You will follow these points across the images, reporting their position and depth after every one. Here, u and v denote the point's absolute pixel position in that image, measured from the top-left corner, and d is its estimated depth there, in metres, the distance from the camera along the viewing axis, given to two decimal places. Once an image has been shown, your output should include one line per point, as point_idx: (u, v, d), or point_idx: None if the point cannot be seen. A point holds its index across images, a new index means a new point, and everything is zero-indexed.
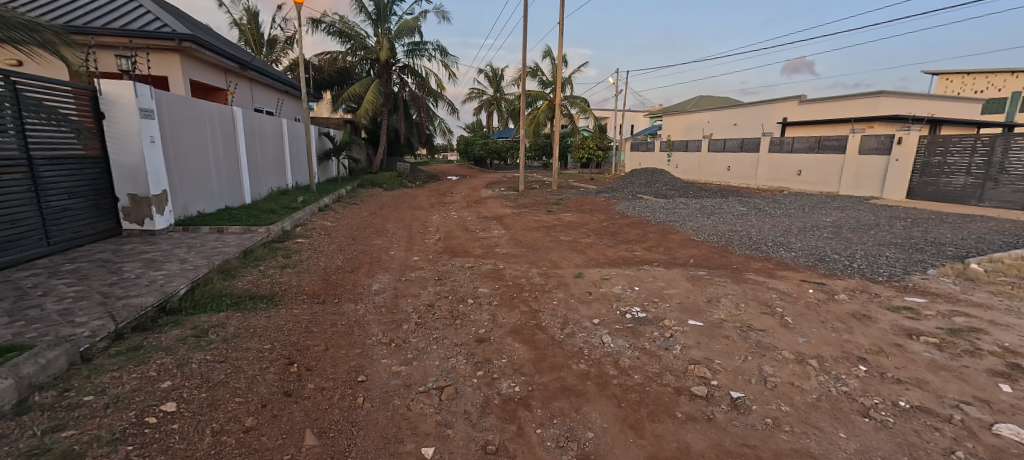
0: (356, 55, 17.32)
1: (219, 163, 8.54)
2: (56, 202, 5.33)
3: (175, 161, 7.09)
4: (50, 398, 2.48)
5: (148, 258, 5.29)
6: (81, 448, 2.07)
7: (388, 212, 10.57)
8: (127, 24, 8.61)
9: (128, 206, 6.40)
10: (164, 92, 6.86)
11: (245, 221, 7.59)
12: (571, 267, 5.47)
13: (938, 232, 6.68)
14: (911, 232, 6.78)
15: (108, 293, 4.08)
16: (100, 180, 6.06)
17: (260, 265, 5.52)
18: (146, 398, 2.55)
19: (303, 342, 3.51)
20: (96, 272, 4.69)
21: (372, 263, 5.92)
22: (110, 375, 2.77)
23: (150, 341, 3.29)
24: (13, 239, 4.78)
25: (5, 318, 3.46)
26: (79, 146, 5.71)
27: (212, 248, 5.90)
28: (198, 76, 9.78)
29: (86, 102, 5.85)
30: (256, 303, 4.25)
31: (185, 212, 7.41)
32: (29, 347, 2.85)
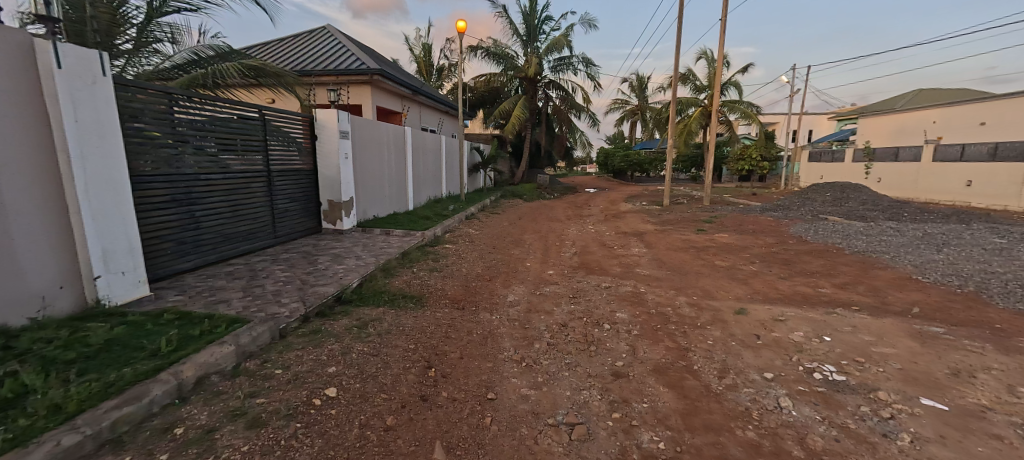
0: (507, 74, 18.40)
1: (391, 175, 9.87)
2: (281, 204, 6.73)
3: (360, 173, 8.41)
4: (255, 365, 3.01)
5: (334, 253, 6.31)
6: (265, 417, 2.41)
7: (527, 223, 10.78)
8: (336, 65, 10.66)
9: (326, 209, 7.77)
10: (357, 117, 8.19)
11: (406, 225, 8.56)
12: (730, 299, 4.62)
13: None
14: None
15: (305, 280, 4.93)
16: (309, 188, 7.48)
17: (413, 267, 6.08)
18: (315, 380, 2.88)
19: (441, 345, 3.65)
20: (299, 262, 5.73)
21: (509, 273, 6.01)
22: (295, 353, 3.25)
23: (325, 327, 3.80)
24: (255, 231, 6.17)
25: (240, 292, 4.43)
26: (299, 161, 7.14)
27: (379, 248, 6.75)
28: (383, 103, 11.56)
29: (306, 127, 7.28)
30: (406, 302, 4.63)
31: (364, 215, 8.71)
32: (248, 320, 3.53)
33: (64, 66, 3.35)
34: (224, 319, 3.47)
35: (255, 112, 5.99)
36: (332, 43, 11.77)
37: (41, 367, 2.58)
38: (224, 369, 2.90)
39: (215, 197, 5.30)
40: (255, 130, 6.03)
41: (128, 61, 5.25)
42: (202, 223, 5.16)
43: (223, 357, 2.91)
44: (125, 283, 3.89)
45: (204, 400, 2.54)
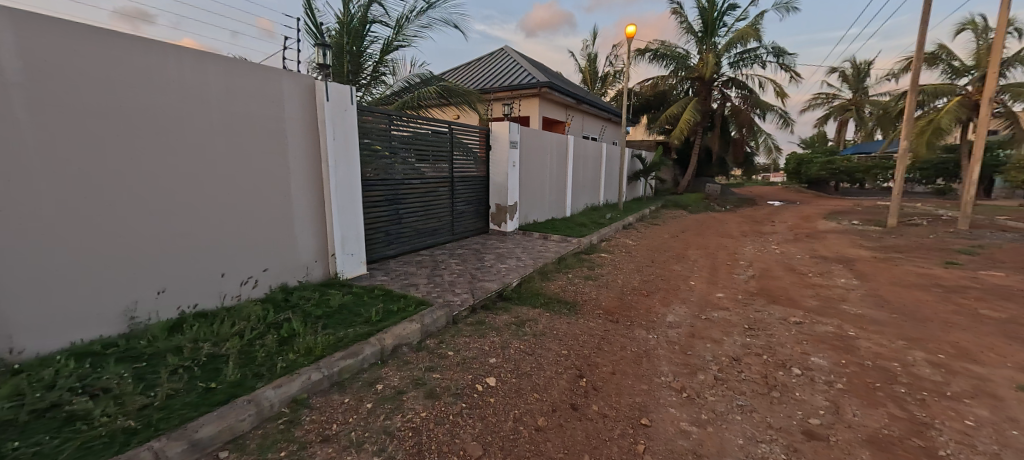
0: (678, 76, 17.13)
1: (552, 182, 10.23)
2: (459, 206, 7.60)
3: (525, 180, 8.95)
4: (433, 344, 3.44)
5: (499, 253, 6.81)
6: (440, 390, 2.73)
7: (693, 238, 9.80)
8: (511, 80, 11.55)
9: (494, 212, 8.45)
10: (525, 128, 8.74)
11: (564, 232, 8.74)
12: (999, 368, 3.33)
13: None
14: None
15: (475, 274, 5.39)
16: (482, 192, 8.26)
17: (568, 273, 6.15)
18: (479, 367, 3.14)
19: (593, 357, 3.58)
20: (470, 258, 6.37)
21: (669, 291, 5.55)
22: (464, 339, 3.59)
23: (489, 319, 4.11)
24: (439, 228, 7.11)
25: (425, 277, 5.09)
26: (476, 170, 7.96)
27: (538, 252, 7.03)
28: (548, 114, 12.08)
29: (483, 139, 8.05)
30: (561, 307, 4.70)
31: (526, 219, 9.20)
32: (431, 304, 4.06)
33: (330, 98, 4.48)
34: (413, 299, 4.08)
35: (444, 127, 6.88)
36: (508, 62, 12.88)
37: (301, 319, 3.49)
38: (411, 342, 3.40)
39: (412, 197, 6.32)
40: (444, 142, 6.91)
41: (366, 88, 7.01)
42: (402, 219, 6.22)
43: (411, 332, 3.43)
44: (352, 261, 4.94)
45: (397, 365, 3.03)
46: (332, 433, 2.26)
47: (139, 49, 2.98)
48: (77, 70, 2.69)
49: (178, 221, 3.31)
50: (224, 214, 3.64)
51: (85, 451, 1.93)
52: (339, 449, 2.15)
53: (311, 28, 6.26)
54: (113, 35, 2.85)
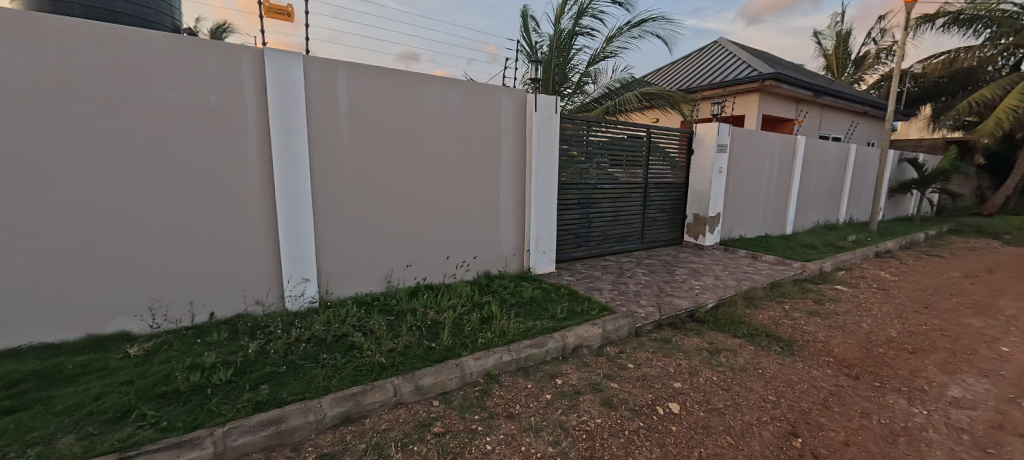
0: (1000, 45, 11.87)
1: (770, 192, 8.62)
2: (652, 214, 7.20)
3: (733, 189, 7.82)
4: (613, 352, 3.38)
5: (693, 267, 6.05)
6: (616, 402, 2.64)
7: (1010, 282, 6.57)
8: (726, 77, 10.26)
9: (691, 222, 7.63)
10: (739, 129, 7.60)
11: (781, 252, 7.20)
12: None
13: None
14: None
15: (663, 288, 4.93)
16: (680, 200, 7.59)
17: (785, 303, 4.82)
18: (661, 389, 2.83)
19: (816, 414, 2.66)
20: (659, 269, 5.90)
21: (955, 351, 3.74)
22: (646, 354, 3.35)
23: (676, 339, 3.67)
24: (628, 235, 6.93)
25: (610, 284, 5.01)
26: (674, 176, 7.38)
27: (743, 272, 5.93)
28: (771, 111, 10.25)
29: (685, 143, 7.39)
30: (771, 343, 3.68)
31: (730, 234, 8.05)
32: (614, 311, 3.97)
33: (538, 109, 4.85)
34: (597, 304, 4.08)
35: (643, 132, 6.64)
36: (724, 55, 11.50)
37: (499, 303, 3.97)
38: (591, 346, 3.44)
39: (603, 202, 6.37)
40: (641, 147, 6.67)
41: (568, 98, 7.44)
42: (592, 223, 6.32)
43: (592, 335, 3.47)
44: (543, 258, 5.27)
45: (576, 365, 3.12)
46: (515, 413, 2.49)
47: (405, 83, 3.95)
48: (370, 104, 3.79)
49: (420, 214, 4.26)
50: (450, 210, 4.46)
51: (356, 373, 2.68)
52: (520, 429, 2.36)
53: (526, 47, 6.97)
54: (391, 74, 3.85)
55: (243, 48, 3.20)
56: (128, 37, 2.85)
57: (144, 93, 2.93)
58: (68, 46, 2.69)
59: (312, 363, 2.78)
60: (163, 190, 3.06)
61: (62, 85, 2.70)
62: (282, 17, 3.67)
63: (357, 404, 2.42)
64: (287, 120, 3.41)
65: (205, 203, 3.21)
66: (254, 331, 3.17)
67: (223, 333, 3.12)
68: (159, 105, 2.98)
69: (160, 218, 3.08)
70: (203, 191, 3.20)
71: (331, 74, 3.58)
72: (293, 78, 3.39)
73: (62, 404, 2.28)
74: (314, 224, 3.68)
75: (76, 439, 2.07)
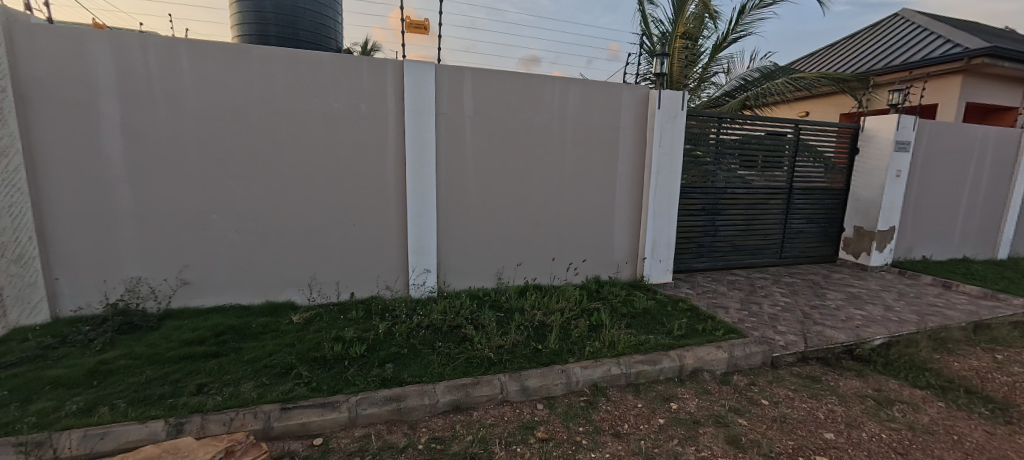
0: None
1: (975, 203, 6.69)
2: (796, 224, 6.14)
3: (916, 197, 6.26)
4: (741, 383, 2.96)
5: (852, 292, 4.99)
6: (745, 443, 2.29)
7: None
8: (911, 58, 8.27)
9: (851, 237, 6.31)
10: (930, 122, 6.03)
11: (990, 282, 5.52)
12: None
13: None
14: None
15: (809, 314, 4.15)
16: (836, 210, 6.33)
17: (997, 352, 3.67)
18: (805, 437, 2.38)
19: None
20: (803, 290, 5.01)
21: None
22: (785, 392, 2.85)
23: (826, 379, 3.06)
24: (765, 248, 6.04)
25: (740, 303, 4.39)
26: (830, 181, 6.19)
27: (928, 304, 4.69)
28: (982, 98, 7.94)
29: (848, 140, 6.14)
30: (972, 401, 2.85)
31: (908, 254, 6.47)
32: (743, 335, 3.46)
33: (662, 106, 4.47)
34: (723, 324, 3.61)
35: (790, 127, 5.73)
36: (908, 30, 9.28)
37: (608, 312, 3.78)
38: (715, 371, 3.07)
39: (735, 209, 5.66)
40: (786, 146, 5.76)
41: (694, 92, 6.80)
42: (718, 231, 5.66)
43: (715, 360, 3.08)
44: (660, 268, 4.86)
45: (696, 390, 2.81)
46: (622, 433, 2.34)
47: (526, 86, 4.01)
48: (492, 108, 3.95)
49: (535, 214, 4.30)
50: (565, 211, 4.42)
51: (466, 364, 2.80)
52: (628, 452, 2.20)
53: (647, 42, 6.54)
54: (513, 78, 3.95)
55: (388, 62, 3.59)
56: (306, 57, 3.40)
57: (314, 104, 3.47)
58: (267, 69, 3.33)
59: (429, 349, 2.99)
60: (324, 186, 3.61)
61: (261, 99, 3.35)
62: (420, 31, 4.02)
63: (467, 395, 2.53)
64: (420, 124, 3.73)
65: (354, 198, 3.70)
66: (384, 314, 3.54)
67: (359, 312, 3.55)
68: (325, 114, 3.51)
69: (322, 210, 3.64)
70: (354, 187, 3.68)
71: (459, 80, 3.81)
72: (426, 85, 3.69)
73: (248, 356, 2.84)
74: (437, 219, 3.97)
75: (254, 386, 2.54)
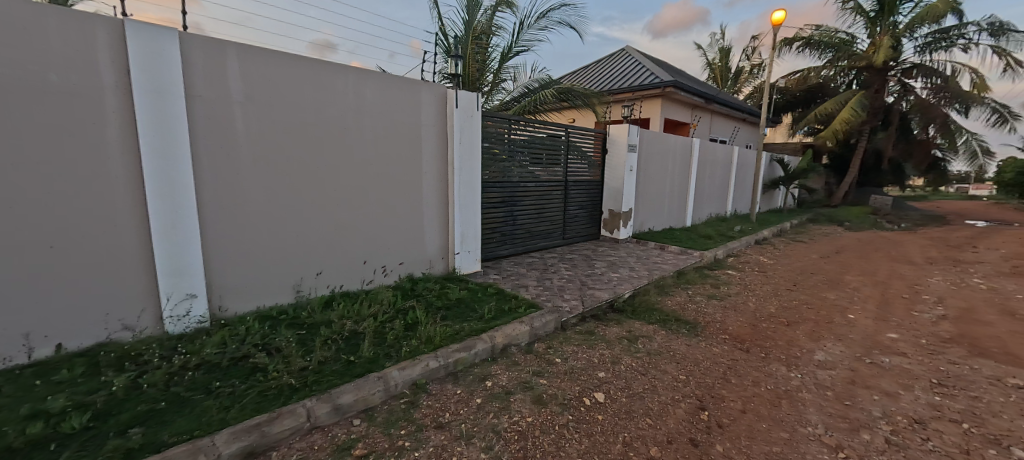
0: (837, 66, 14.17)
1: (674, 188, 9.42)
2: (572, 210, 7.41)
3: (643, 185, 8.38)
4: (541, 349, 3.41)
5: (610, 260, 6.36)
6: (546, 398, 2.66)
7: (851, 259, 8.02)
8: (633, 82, 11.01)
9: (608, 218, 8.01)
10: (646, 130, 8.13)
11: (685, 243, 7.90)
12: None
13: None
14: None
15: (584, 281, 5.10)
16: (597, 197, 7.90)
17: (690, 289, 5.31)
18: (587, 380, 2.92)
19: (719, 388, 2.96)
20: (579, 263, 6.11)
21: (817, 322, 4.43)
22: (573, 348, 3.42)
23: (599, 330, 3.82)
24: (551, 232, 7.08)
25: (535, 281, 5.04)
26: (591, 174, 7.68)
27: (654, 262, 6.39)
28: (672, 115, 11.21)
29: (600, 143, 7.70)
30: (680, 326, 4.03)
31: (641, 227, 8.62)
32: (540, 308, 4.00)
33: (458, 105, 4.72)
34: (524, 301, 4.09)
35: (562, 131, 6.80)
36: (631, 62, 12.31)
37: (424, 308, 3.79)
38: (520, 344, 3.44)
39: (526, 200, 6.42)
40: (560, 146, 6.84)
41: (488, 95, 7.36)
42: (515, 221, 6.34)
43: (520, 334, 3.45)
44: (468, 259, 5.16)
45: (506, 365, 3.10)
46: (444, 422, 2.39)
47: (313, 73, 3.60)
48: (270, 95, 3.39)
49: (335, 215, 3.94)
50: (369, 211, 4.18)
51: (259, 399, 2.36)
52: (451, 439, 2.26)
53: (443, 42, 6.74)
54: (296, 63, 3.49)
55: (98, 20, 2.64)
56: None
57: None
58: None
59: (203, 394, 2.39)
60: None
61: None
62: None
63: (263, 436, 2.13)
64: (161, 108, 2.89)
65: (50, 209, 2.60)
66: (124, 362, 2.64)
67: (77, 369, 2.55)
68: None
69: None
70: (47, 194, 2.58)
71: (220, 58, 3.13)
72: (168, 60, 2.89)
73: None
74: (202, 230, 3.18)
75: None
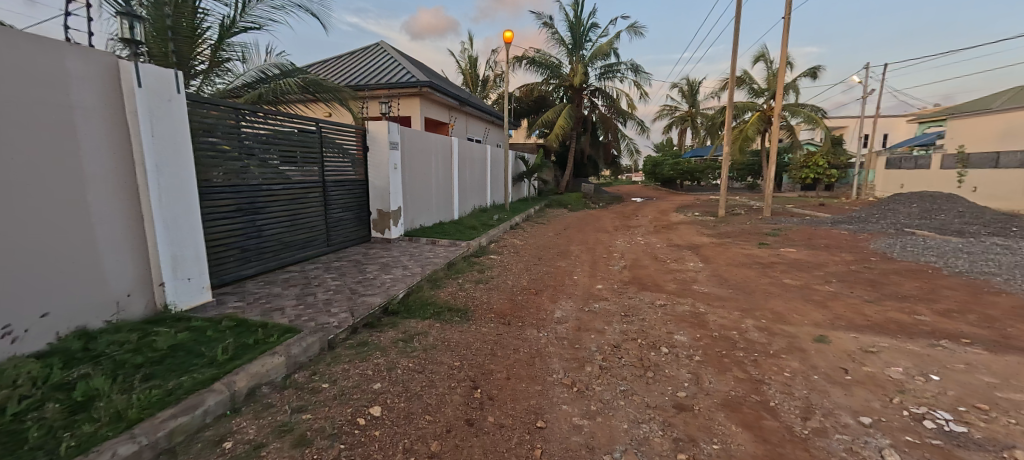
0: (552, 83, 17.75)
1: (438, 184, 9.83)
2: (335, 214, 6.75)
3: (409, 183, 8.37)
4: (304, 378, 2.95)
5: (382, 262, 6.12)
6: (311, 435, 2.30)
7: (574, 233, 10.26)
8: (388, 78, 10.85)
9: (376, 218, 7.69)
10: (405, 128, 8.12)
11: (453, 235, 8.38)
12: (808, 325, 4.08)
13: None
14: None
15: (353, 290, 4.70)
16: (362, 197, 7.45)
17: (460, 278, 5.67)
18: (360, 397, 2.69)
19: (489, 364, 3.23)
20: (348, 270, 5.62)
21: (556, 287, 5.45)
22: (342, 367, 3.11)
23: (372, 339, 3.60)
24: (312, 240, 6.27)
25: (294, 301, 4.32)
26: (354, 173, 7.14)
27: (426, 257, 6.51)
28: (431, 114, 11.65)
29: (359, 140, 7.26)
30: (452, 315, 4.23)
31: (412, 224, 8.63)
32: (301, 330, 3.47)
33: (142, 82, 3.43)
34: (277, 328, 3.45)
35: (313, 126, 6.04)
36: (385, 58, 12.09)
37: (110, 372, 2.62)
38: (275, 380, 2.89)
39: (276, 206, 5.44)
40: (313, 143, 6.08)
41: (204, 78, 5.77)
42: (263, 232, 5.31)
43: (274, 368, 2.90)
44: (191, 288, 3.96)
45: (254, 412, 2.52)
46: None
47: None
48: None
49: None
50: None
51: None
52: None
53: None
54: None
55: None
56: None
57: None
58: None
59: None
60: None
61: None
62: None
63: None
64: None
65: None
66: None
67: None
68: None
69: None
70: None
71: None
72: None
73: None
74: None
75: None
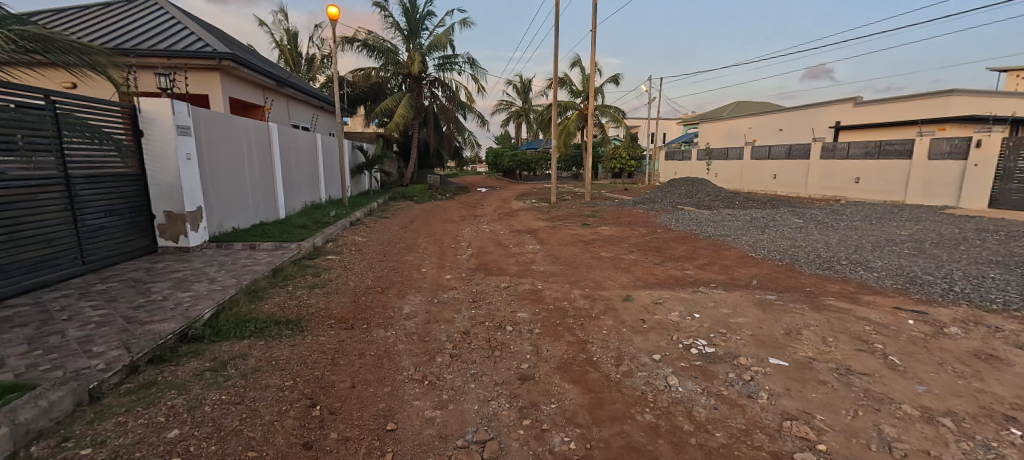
0: (388, 70, 16.94)
1: (255, 178, 8.40)
2: (92, 220, 5.05)
3: (212, 178, 6.91)
4: (47, 449, 2.06)
5: (178, 278, 4.92)
6: None
7: (420, 225, 10.13)
8: (171, 45, 8.66)
9: (163, 223, 6.11)
10: (202, 110, 6.67)
11: (278, 237, 7.30)
12: (618, 288, 4.92)
13: (1013, 255, 5.81)
14: (987, 253, 6.05)
15: (132, 318, 3.63)
16: (138, 197, 5.82)
17: (289, 285, 5.01)
18: (147, 454, 2.07)
19: (329, 376, 2.96)
20: (123, 293, 4.33)
21: (403, 282, 5.29)
22: (115, 420, 2.32)
23: (164, 377, 2.83)
24: (49, 258, 4.52)
25: (24, 346, 3.06)
26: (121, 165, 5.52)
27: (242, 266, 5.52)
28: (237, 94, 9.80)
29: (128, 123, 5.67)
30: (281, 329, 3.71)
31: (220, 227, 7.17)
32: (36, 385, 2.45)
33: None
34: None
35: (40, 98, 4.47)
36: (164, 19, 9.59)
37: None
38: None
39: None
40: (43, 124, 4.50)
41: None
42: None
43: None
44: None
45: None
46: None
47: None
48: None
49: None
50: None
51: None
52: None
53: None
54: None
55: None
56: None
57: None
58: None
59: None
60: None
61: None
62: None
63: None
64: None
65: None
66: None
67: None
68: None
69: None
70: None
71: None
72: None
73: None
74: None
75: None
